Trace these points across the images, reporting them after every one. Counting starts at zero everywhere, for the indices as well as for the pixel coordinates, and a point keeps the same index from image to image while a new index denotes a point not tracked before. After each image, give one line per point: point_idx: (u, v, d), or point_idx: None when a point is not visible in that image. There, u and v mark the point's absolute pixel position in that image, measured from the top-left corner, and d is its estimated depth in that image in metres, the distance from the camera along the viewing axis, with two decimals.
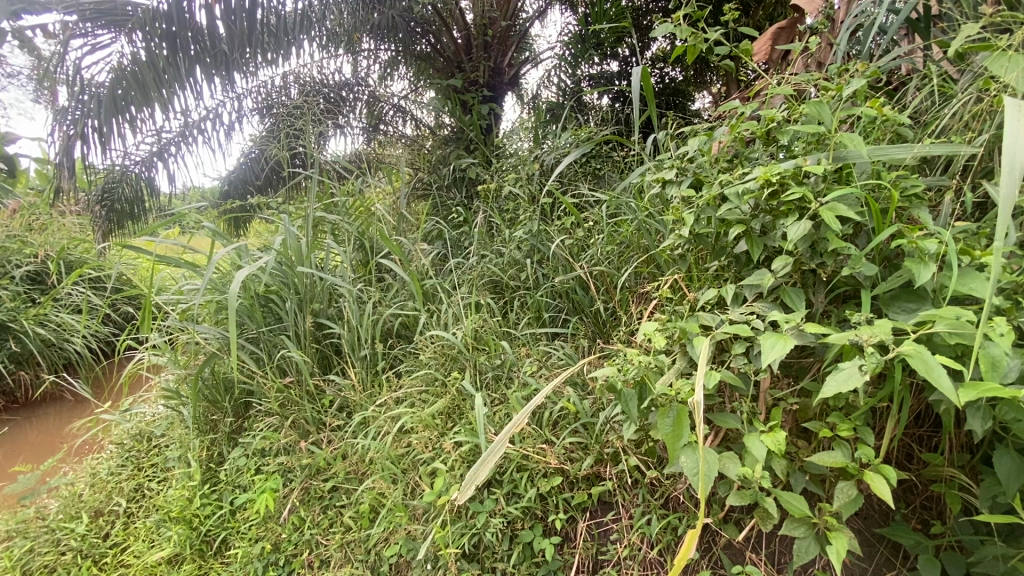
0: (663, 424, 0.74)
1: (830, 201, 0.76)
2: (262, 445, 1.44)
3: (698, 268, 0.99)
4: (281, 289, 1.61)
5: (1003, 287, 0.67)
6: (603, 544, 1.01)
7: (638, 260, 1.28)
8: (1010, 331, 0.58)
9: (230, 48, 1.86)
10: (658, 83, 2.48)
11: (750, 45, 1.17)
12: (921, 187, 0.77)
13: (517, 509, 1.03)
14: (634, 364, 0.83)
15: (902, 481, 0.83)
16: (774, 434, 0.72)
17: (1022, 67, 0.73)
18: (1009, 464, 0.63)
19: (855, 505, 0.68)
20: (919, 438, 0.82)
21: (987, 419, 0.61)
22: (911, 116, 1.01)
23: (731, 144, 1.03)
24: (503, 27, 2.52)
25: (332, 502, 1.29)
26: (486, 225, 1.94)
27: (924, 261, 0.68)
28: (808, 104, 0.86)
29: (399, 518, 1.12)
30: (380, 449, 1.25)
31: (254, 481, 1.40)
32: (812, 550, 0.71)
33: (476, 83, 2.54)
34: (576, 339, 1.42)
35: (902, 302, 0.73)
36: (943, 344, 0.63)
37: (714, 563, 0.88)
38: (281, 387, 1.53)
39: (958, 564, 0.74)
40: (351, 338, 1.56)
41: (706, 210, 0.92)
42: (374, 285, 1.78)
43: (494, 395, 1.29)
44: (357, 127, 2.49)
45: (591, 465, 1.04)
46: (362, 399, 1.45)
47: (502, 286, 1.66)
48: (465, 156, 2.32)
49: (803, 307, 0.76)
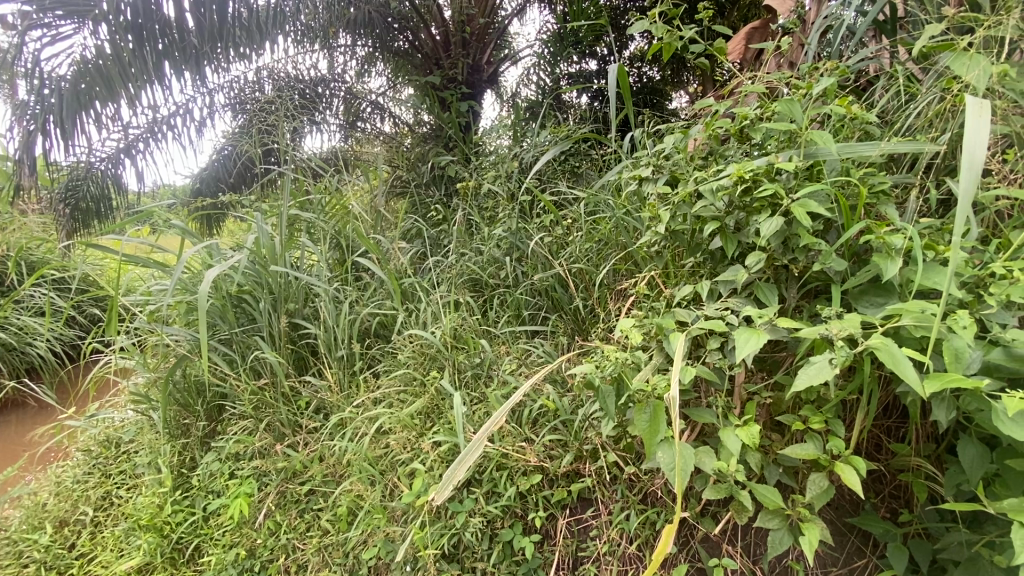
0: (640, 420, 0.74)
1: (800, 198, 0.77)
2: (236, 449, 1.41)
3: (675, 265, 1.00)
4: (254, 289, 1.56)
5: (966, 281, 0.69)
6: (583, 541, 1.01)
7: (617, 257, 1.30)
8: (972, 323, 0.59)
9: (200, 41, 1.84)
10: (636, 81, 2.51)
11: (724, 43, 1.17)
12: (888, 184, 0.79)
13: (497, 508, 1.03)
14: (611, 361, 0.82)
15: (872, 471, 0.85)
16: (748, 428, 0.73)
17: (982, 66, 0.76)
18: (972, 453, 0.65)
19: (828, 495, 0.70)
20: (887, 429, 0.83)
21: (951, 409, 0.62)
22: (878, 116, 1.03)
23: (707, 141, 1.03)
24: (482, 24, 2.52)
25: (309, 505, 1.27)
26: (465, 223, 1.92)
27: (891, 256, 0.69)
28: (779, 102, 0.86)
29: (378, 520, 1.10)
30: (358, 451, 1.24)
31: (228, 486, 1.37)
32: (785, 541, 0.72)
33: (454, 80, 2.52)
34: (555, 337, 1.42)
35: (870, 296, 0.74)
36: (909, 337, 0.65)
37: (692, 556, 0.90)
38: (255, 390, 1.49)
39: (924, 551, 0.76)
40: (327, 338, 1.53)
41: (682, 207, 0.92)
42: (352, 284, 1.73)
43: (473, 394, 1.27)
44: (335, 124, 2.51)
45: (571, 461, 1.04)
46: (339, 400, 1.42)
47: (482, 284, 1.65)
48: (444, 153, 2.31)
49: (776, 303, 0.77)
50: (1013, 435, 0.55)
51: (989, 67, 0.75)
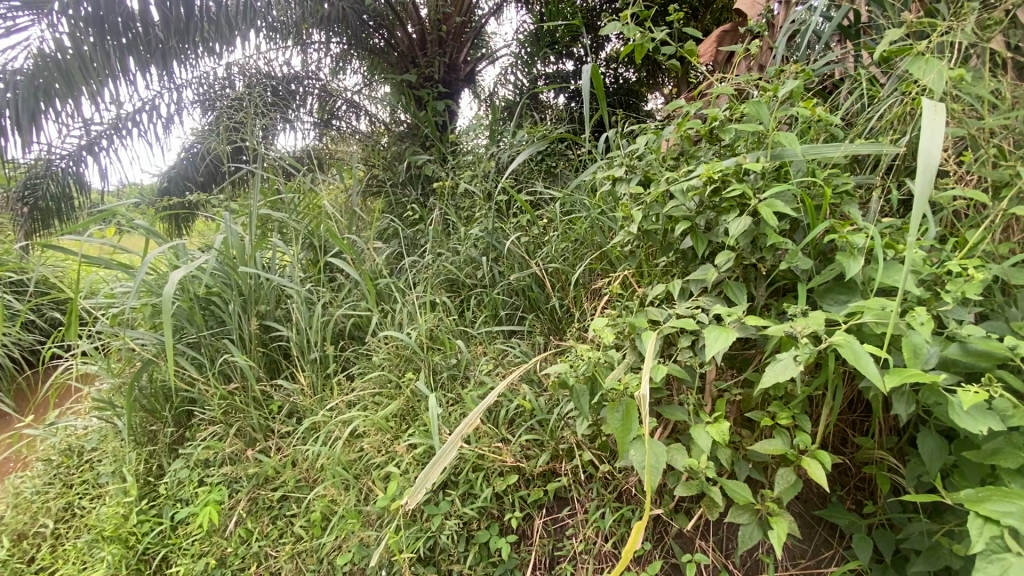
0: (613, 419, 0.74)
1: (767, 198, 0.78)
2: (205, 456, 1.37)
3: (648, 264, 1.02)
4: (222, 290, 1.52)
5: (925, 279, 0.71)
6: (559, 540, 1.01)
7: (592, 257, 1.31)
8: (929, 320, 0.61)
9: (165, 35, 1.80)
10: (611, 82, 2.53)
11: (695, 45, 1.18)
12: (851, 185, 0.81)
13: (473, 509, 1.03)
14: (584, 360, 0.83)
15: (838, 464, 0.87)
16: (719, 425, 0.74)
17: (938, 71, 0.79)
18: (931, 445, 0.67)
19: (795, 489, 0.71)
20: (852, 424, 0.85)
21: (911, 403, 0.64)
22: (842, 118, 1.06)
23: (679, 142, 1.03)
24: (459, 22, 2.50)
25: (281, 511, 1.24)
26: (441, 222, 1.90)
27: (853, 255, 0.71)
28: (747, 104, 0.88)
29: (352, 525, 1.09)
30: (331, 455, 1.21)
31: (197, 494, 1.33)
32: (755, 535, 0.73)
33: (431, 79, 2.51)
34: (532, 337, 1.42)
35: (835, 294, 0.75)
36: (871, 333, 0.66)
37: (666, 552, 0.91)
38: (224, 394, 1.45)
39: (888, 541, 0.78)
40: (300, 341, 1.50)
41: (654, 207, 0.93)
42: (325, 285, 1.70)
43: (449, 395, 1.26)
44: (308, 123, 2.48)
45: (547, 461, 1.04)
46: (312, 404, 1.39)
47: (458, 284, 1.64)
48: (420, 152, 2.28)
49: (745, 301, 0.78)
50: (969, 428, 0.57)
51: (944, 72, 0.78)
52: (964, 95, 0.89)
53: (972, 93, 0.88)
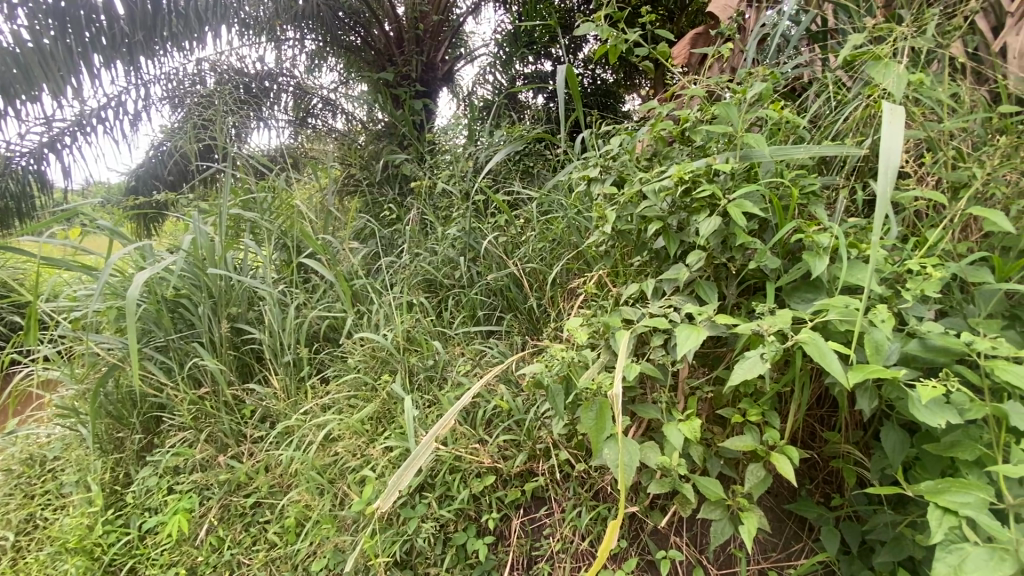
0: (586, 419, 0.74)
1: (736, 198, 0.80)
2: (174, 463, 1.33)
3: (623, 264, 1.02)
4: (191, 292, 1.47)
5: (887, 277, 0.73)
6: (537, 540, 1.01)
7: (569, 256, 1.32)
8: (890, 317, 0.63)
9: (132, 29, 1.75)
10: (589, 83, 2.54)
11: (668, 47, 1.19)
12: (817, 185, 0.82)
13: (450, 512, 1.02)
14: (558, 360, 0.83)
15: (807, 459, 0.89)
16: (690, 422, 0.74)
17: (898, 74, 0.81)
18: (894, 439, 0.69)
19: (764, 485, 0.73)
20: (820, 419, 0.87)
21: (873, 398, 0.66)
22: (811, 119, 1.08)
23: (652, 143, 1.04)
24: (436, 21, 2.48)
25: (254, 518, 1.22)
26: (419, 222, 1.89)
27: (819, 254, 0.72)
28: (717, 106, 0.89)
29: (326, 531, 1.07)
30: (304, 460, 1.19)
31: (166, 502, 1.29)
32: (726, 531, 0.74)
33: (408, 77, 2.49)
34: (510, 336, 1.42)
35: (801, 292, 0.77)
36: (836, 331, 0.68)
37: (641, 549, 0.92)
38: (194, 399, 1.41)
39: (854, 532, 0.80)
40: (273, 343, 1.47)
41: (628, 207, 0.93)
42: (299, 286, 1.67)
43: (426, 396, 1.25)
44: (283, 121, 2.43)
45: (524, 461, 1.04)
46: (286, 408, 1.37)
47: (436, 285, 1.62)
48: (397, 152, 2.26)
49: (715, 300, 0.79)
50: (927, 422, 0.58)
51: (904, 75, 0.80)
52: (924, 98, 0.92)
53: (931, 96, 0.91)
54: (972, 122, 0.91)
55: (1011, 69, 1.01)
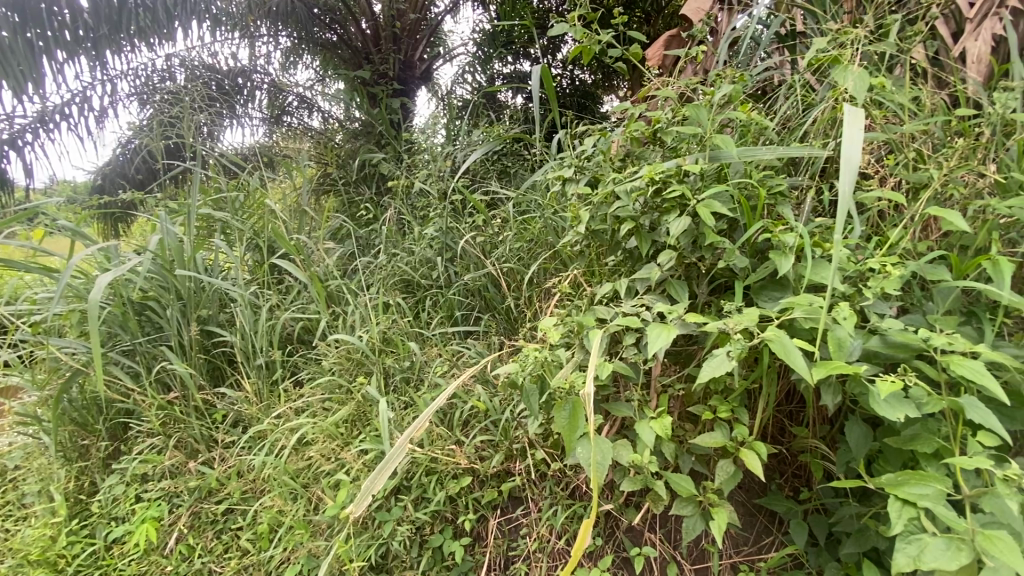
0: (559, 418, 0.74)
1: (705, 198, 0.81)
2: (141, 470, 1.29)
3: (597, 263, 1.03)
4: (159, 294, 1.43)
5: (850, 276, 0.75)
6: (514, 540, 1.01)
7: (545, 256, 1.32)
8: (851, 314, 0.65)
9: (98, 23, 1.75)
10: (568, 83, 2.55)
11: (641, 49, 1.20)
12: (784, 186, 0.84)
13: (426, 514, 1.01)
14: (532, 360, 0.83)
15: (777, 454, 0.91)
16: (662, 420, 0.75)
17: (860, 79, 0.83)
18: (858, 433, 0.71)
19: (734, 480, 0.74)
20: (789, 414, 0.89)
21: (837, 393, 0.68)
22: (780, 121, 1.10)
23: (625, 143, 1.05)
24: (414, 19, 2.44)
25: (226, 525, 1.19)
26: (396, 222, 1.87)
27: (784, 253, 0.74)
28: (687, 107, 0.90)
29: (300, 536, 1.05)
30: (276, 464, 1.17)
31: (134, 511, 1.25)
32: (698, 527, 0.75)
33: (386, 76, 2.46)
34: (487, 337, 1.42)
35: (769, 291, 0.78)
36: (801, 328, 0.69)
37: (617, 546, 0.92)
38: (163, 404, 1.37)
39: (822, 525, 0.82)
40: (245, 346, 1.44)
41: (601, 208, 0.94)
42: (272, 288, 1.64)
43: (402, 398, 1.24)
44: (257, 119, 2.39)
45: (500, 462, 1.04)
46: (258, 412, 1.34)
47: (413, 285, 1.61)
48: (375, 151, 2.23)
49: (686, 299, 0.80)
50: (887, 416, 0.60)
51: (865, 79, 0.82)
52: (886, 101, 0.94)
53: (893, 100, 0.93)
54: (932, 124, 0.94)
55: (969, 74, 1.05)
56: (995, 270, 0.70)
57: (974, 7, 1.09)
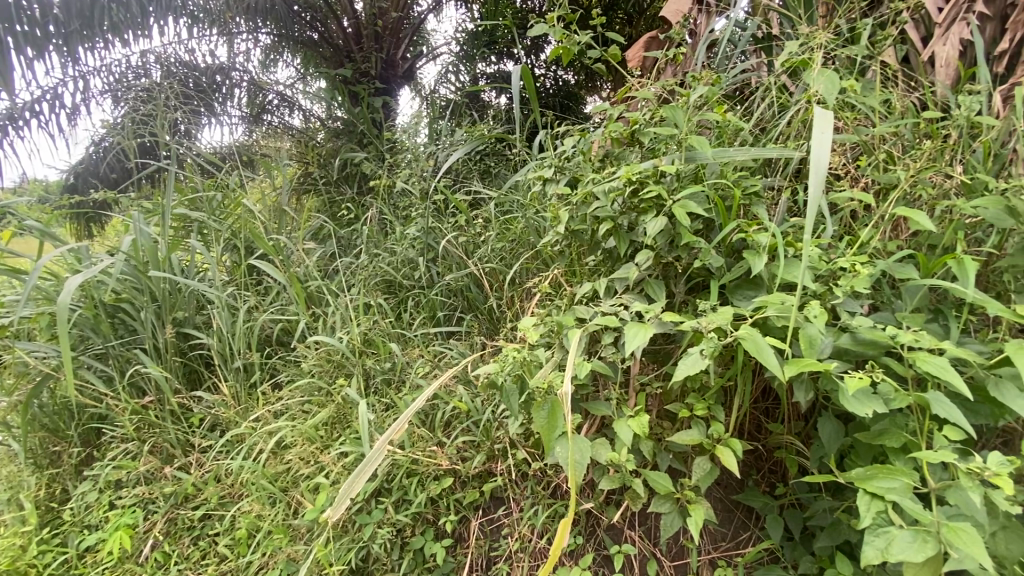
0: (538, 418, 0.74)
1: (681, 199, 0.82)
2: (114, 476, 1.26)
3: (577, 263, 1.03)
4: (132, 296, 1.40)
5: (822, 275, 0.76)
6: (495, 541, 1.01)
7: (526, 256, 1.32)
8: (822, 313, 0.66)
9: (68, 17, 1.70)
10: (551, 84, 2.56)
11: (620, 51, 1.20)
12: (759, 187, 0.85)
13: (407, 516, 1.01)
14: (512, 360, 0.83)
15: (754, 450, 0.92)
16: (639, 418, 0.76)
17: (831, 82, 0.84)
18: (830, 428, 0.72)
19: (710, 477, 0.75)
20: (765, 411, 0.91)
21: (810, 390, 0.69)
22: (756, 123, 1.12)
23: (604, 144, 1.06)
24: (396, 18, 2.43)
25: (204, 531, 1.17)
26: (378, 222, 1.85)
27: (758, 252, 0.75)
28: (664, 108, 0.91)
29: (278, 541, 1.03)
30: (254, 469, 1.15)
31: (107, 518, 1.22)
32: (675, 523, 0.76)
33: (367, 74, 2.44)
34: (469, 337, 1.41)
35: (743, 290, 0.79)
36: (774, 326, 0.70)
37: (598, 544, 0.93)
38: (137, 409, 1.34)
39: (797, 520, 0.83)
40: (221, 349, 1.42)
41: (580, 208, 0.94)
42: (251, 289, 1.62)
43: (383, 400, 1.23)
44: (236, 117, 2.35)
45: (482, 462, 1.04)
46: (235, 415, 1.32)
47: (395, 286, 1.60)
48: (357, 150, 2.21)
49: (663, 298, 0.81)
50: (857, 412, 0.61)
51: (836, 81, 0.84)
52: (857, 104, 0.96)
53: (864, 102, 0.95)
54: (902, 127, 0.96)
55: (938, 80, 1.08)
56: (960, 268, 0.72)
57: (942, 12, 1.11)
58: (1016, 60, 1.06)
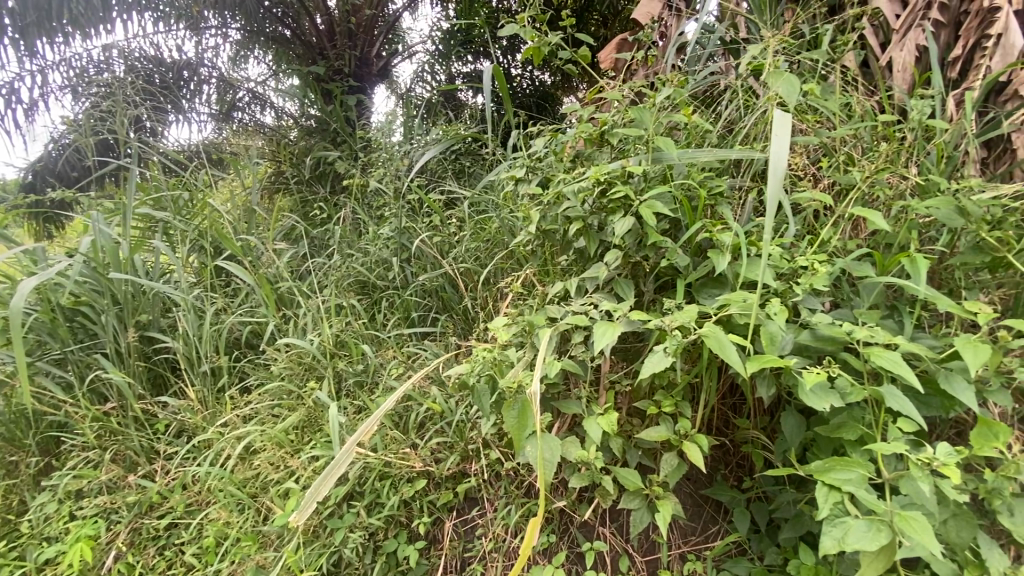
0: (508, 417, 0.74)
1: (648, 199, 0.83)
2: (74, 486, 1.21)
3: (549, 263, 1.04)
4: (92, 299, 1.35)
5: (783, 273, 0.78)
6: (470, 541, 1.01)
7: (500, 256, 1.32)
8: (782, 310, 0.68)
9: None
10: (528, 84, 2.57)
11: (590, 52, 1.21)
12: (724, 187, 0.87)
13: (380, 519, 1.00)
14: (482, 360, 0.83)
15: (721, 445, 0.94)
16: (608, 416, 0.77)
17: (791, 85, 0.86)
18: (792, 422, 0.74)
19: (678, 472, 0.76)
20: (732, 407, 0.92)
21: (772, 385, 0.71)
22: (723, 124, 1.14)
23: (575, 144, 1.07)
24: (369, 16, 2.40)
25: (170, 540, 1.13)
26: (352, 222, 1.83)
27: (722, 251, 0.77)
28: (632, 109, 0.92)
29: (247, 548, 1.01)
30: (221, 475, 1.12)
31: (67, 530, 1.17)
32: (644, 519, 0.77)
33: (341, 72, 2.40)
34: (444, 337, 1.41)
35: (708, 288, 0.81)
36: (738, 323, 0.72)
37: (571, 541, 0.93)
38: (98, 416, 1.30)
39: (763, 512, 0.85)
40: (187, 353, 1.38)
41: (551, 207, 0.95)
42: (219, 290, 1.58)
43: (355, 402, 1.22)
44: (205, 114, 2.31)
45: (456, 463, 1.03)
46: (202, 421, 1.28)
47: (369, 286, 1.58)
48: (330, 149, 2.18)
49: (632, 297, 0.82)
50: (815, 405, 0.63)
51: (796, 84, 0.85)
52: (818, 107, 0.99)
53: (824, 105, 0.98)
54: (861, 129, 0.99)
55: (896, 84, 1.12)
56: (912, 266, 0.74)
57: (899, 19, 1.15)
58: (967, 66, 1.11)
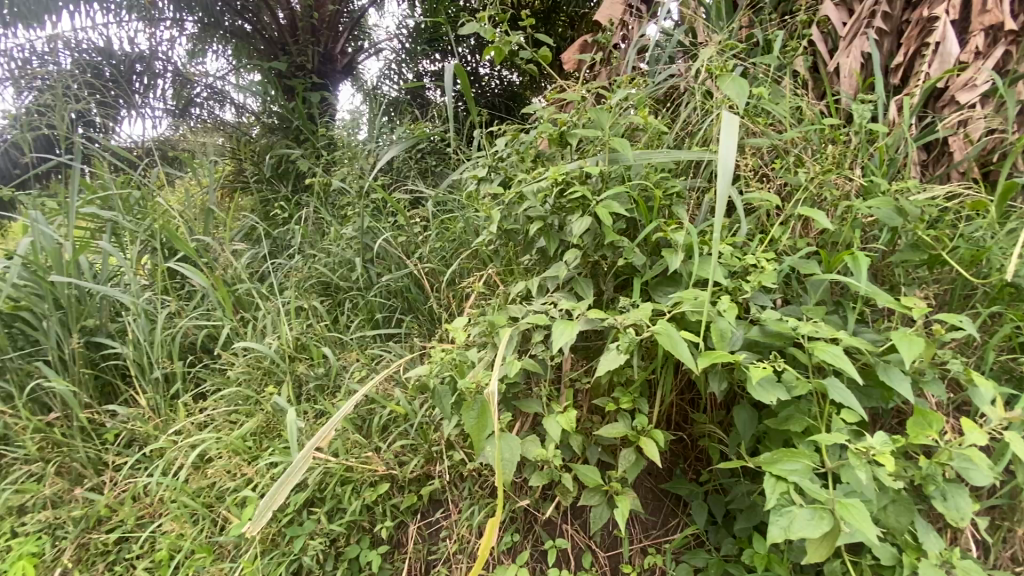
0: (468, 417, 0.73)
1: (605, 200, 0.84)
2: (15, 502, 1.15)
3: (511, 262, 1.04)
4: (33, 303, 1.28)
5: (736, 270, 0.80)
6: (434, 544, 1.00)
7: (464, 256, 1.31)
8: (731, 307, 0.70)
9: None
10: (497, 83, 2.57)
11: (550, 53, 1.22)
12: (679, 188, 0.89)
13: (341, 525, 0.98)
14: (442, 361, 0.83)
15: (681, 439, 0.96)
16: (568, 414, 0.77)
17: (739, 89, 0.88)
18: (745, 415, 0.77)
19: (636, 467, 0.77)
20: (691, 401, 0.95)
21: (724, 380, 0.73)
22: (681, 126, 1.17)
23: (536, 144, 1.07)
24: (332, 11, 2.37)
25: (120, 555, 1.08)
26: (315, 222, 1.79)
27: (675, 250, 0.79)
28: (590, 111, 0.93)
29: (201, 560, 0.98)
30: (174, 485, 1.08)
31: (6, 549, 1.10)
32: (603, 515, 0.78)
33: (303, 68, 2.35)
34: (409, 338, 1.39)
35: (664, 287, 0.83)
36: (691, 321, 0.74)
37: (535, 540, 0.94)
38: (40, 427, 1.23)
39: (720, 504, 0.87)
40: (138, 358, 1.32)
41: (512, 207, 0.95)
42: (173, 293, 1.52)
43: (316, 406, 1.19)
44: (160, 110, 2.21)
45: (420, 465, 1.02)
46: (153, 429, 1.23)
47: (332, 287, 1.55)
48: (292, 147, 2.12)
49: (591, 296, 0.82)
50: (762, 399, 0.65)
51: (745, 87, 0.88)
52: (769, 111, 1.03)
53: (774, 109, 1.02)
54: (810, 132, 1.03)
55: (843, 90, 1.17)
56: (854, 264, 0.77)
57: (846, 26, 1.20)
58: (909, 73, 1.16)
